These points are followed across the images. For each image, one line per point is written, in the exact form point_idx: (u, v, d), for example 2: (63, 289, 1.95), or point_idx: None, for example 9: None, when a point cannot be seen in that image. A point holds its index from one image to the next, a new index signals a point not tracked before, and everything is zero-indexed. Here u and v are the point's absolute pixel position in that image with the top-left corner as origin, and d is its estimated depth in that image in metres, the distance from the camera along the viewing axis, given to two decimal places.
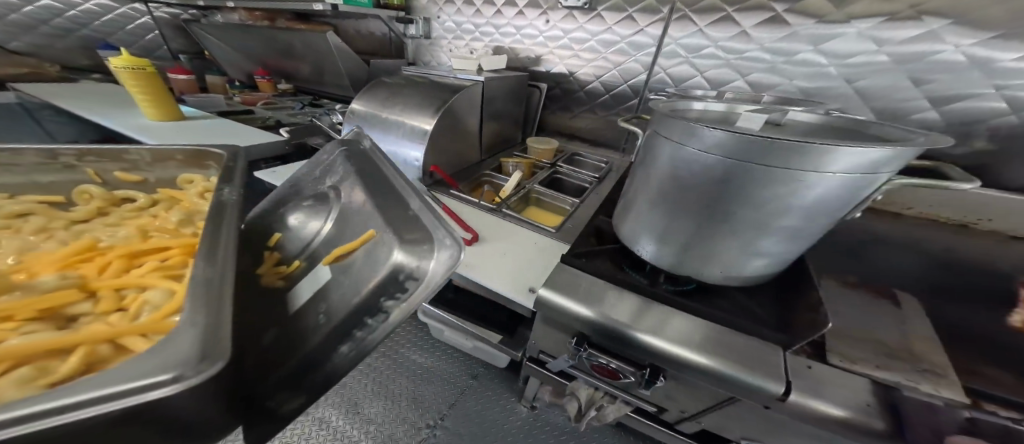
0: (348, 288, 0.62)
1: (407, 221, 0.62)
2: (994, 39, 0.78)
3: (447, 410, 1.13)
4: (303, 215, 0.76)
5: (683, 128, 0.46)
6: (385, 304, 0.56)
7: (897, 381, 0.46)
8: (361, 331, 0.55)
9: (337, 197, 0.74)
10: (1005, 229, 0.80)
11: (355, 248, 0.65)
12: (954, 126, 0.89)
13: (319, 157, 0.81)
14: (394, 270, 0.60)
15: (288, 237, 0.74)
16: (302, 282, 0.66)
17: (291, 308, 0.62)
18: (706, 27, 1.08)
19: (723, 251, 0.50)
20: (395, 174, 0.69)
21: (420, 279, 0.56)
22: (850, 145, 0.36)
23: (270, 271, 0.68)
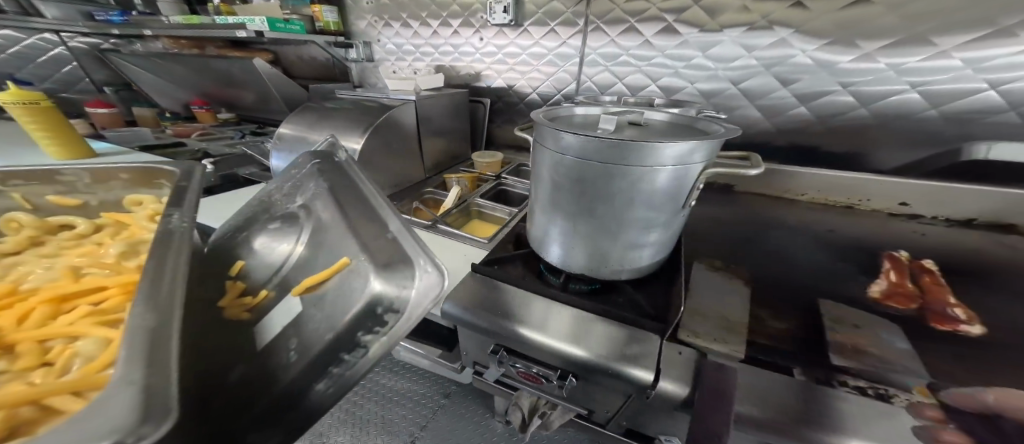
0: (325, 318, 0.55)
1: (385, 245, 0.54)
2: (828, 45, 0.90)
3: (418, 432, 1.11)
4: (269, 238, 0.68)
5: (554, 136, 0.50)
6: (363, 339, 0.49)
7: (727, 351, 0.49)
8: (340, 366, 0.47)
9: (308, 217, 0.67)
10: (883, 208, 0.91)
11: (330, 275, 0.59)
12: (823, 119, 0.99)
13: (291, 172, 0.74)
14: (372, 300, 0.53)
15: (254, 262, 0.65)
16: (273, 313, 0.58)
17: (260, 344, 0.54)
18: (618, 36, 1.18)
19: (594, 244, 0.55)
20: (371, 188, 0.62)
21: (400, 311, 0.48)
22: (648, 139, 0.42)
23: (234, 303, 0.59)
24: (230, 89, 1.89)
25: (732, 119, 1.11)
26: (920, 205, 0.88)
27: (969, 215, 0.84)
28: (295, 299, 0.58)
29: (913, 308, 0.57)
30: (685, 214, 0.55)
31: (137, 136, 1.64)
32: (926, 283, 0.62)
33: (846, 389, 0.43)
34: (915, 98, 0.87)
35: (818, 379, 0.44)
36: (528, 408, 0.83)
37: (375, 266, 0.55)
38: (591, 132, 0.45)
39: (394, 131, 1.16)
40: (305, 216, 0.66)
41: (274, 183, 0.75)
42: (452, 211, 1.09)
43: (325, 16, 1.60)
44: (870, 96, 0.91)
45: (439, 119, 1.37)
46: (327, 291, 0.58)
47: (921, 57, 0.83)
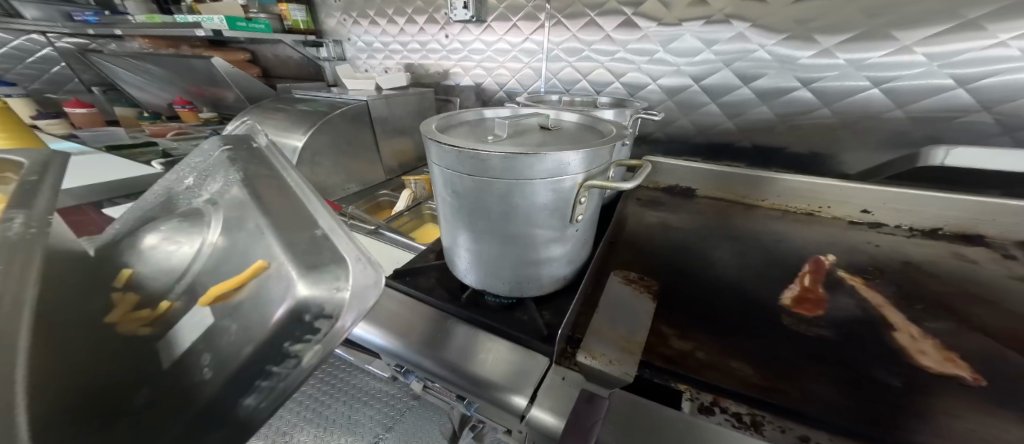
0: (241, 330, 0.37)
1: (309, 246, 0.41)
2: (785, 40, 0.87)
3: (384, 433, 0.98)
4: (166, 233, 0.50)
5: (435, 149, 0.46)
6: (290, 350, 0.33)
7: (619, 373, 0.48)
8: (267, 380, 0.32)
9: (218, 204, 0.51)
10: (844, 216, 0.85)
11: (243, 281, 0.41)
12: (786, 118, 0.94)
13: (199, 169, 0.59)
14: (294, 308, 0.37)
15: (150, 268, 0.46)
16: (180, 327, 0.39)
17: (168, 360, 0.36)
18: (579, 31, 1.13)
19: (485, 258, 0.52)
20: (296, 178, 0.53)
21: (335, 314, 0.34)
22: (507, 152, 0.39)
23: (130, 316, 0.40)
24: (212, 89, 1.73)
25: (694, 118, 1.06)
26: (882, 212, 0.81)
27: (933, 224, 0.78)
28: (204, 310, 0.40)
29: (817, 311, 0.58)
30: (583, 226, 0.52)
31: (111, 137, 1.67)
32: (846, 294, 0.61)
33: (724, 415, 0.43)
34: (880, 95, 0.83)
35: (701, 409, 0.44)
36: (460, 420, 0.83)
37: (298, 268, 0.39)
38: (457, 143, 0.42)
39: (347, 131, 1.15)
40: (215, 204, 0.51)
41: (179, 181, 0.59)
42: (402, 213, 1.06)
43: (294, 15, 1.55)
44: (832, 94, 0.87)
45: (399, 118, 1.31)
46: (245, 299, 0.40)
47: (884, 52, 0.79)
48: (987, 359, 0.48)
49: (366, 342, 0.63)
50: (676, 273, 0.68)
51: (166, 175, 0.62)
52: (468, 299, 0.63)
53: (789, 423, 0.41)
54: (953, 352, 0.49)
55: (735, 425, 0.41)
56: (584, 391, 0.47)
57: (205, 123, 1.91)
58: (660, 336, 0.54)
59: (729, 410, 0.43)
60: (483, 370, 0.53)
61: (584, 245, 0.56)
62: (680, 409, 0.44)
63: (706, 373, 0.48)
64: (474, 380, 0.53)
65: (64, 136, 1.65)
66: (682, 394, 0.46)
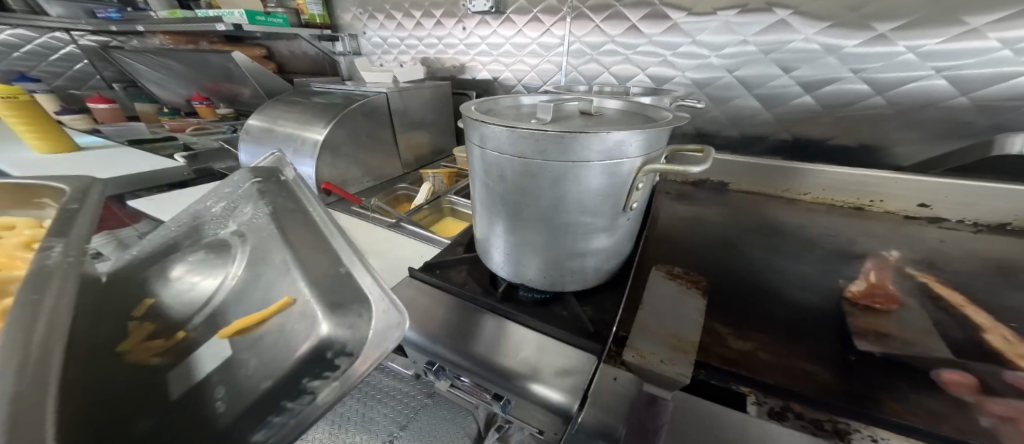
0: (261, 364, 0.38)
1: (335, 284, 0.42)
2: (830, 28, 0.82)
3: (398, 431, 0.96)
4: (189, 264, 0.50)
5: (479, 130, 0.42)
6: (308, 385, 0.33)
7: (678, 374, 0.41)
8: (280, 416, 0.30)
9: (245, 238, 0.51)
10: (899, 209, 0.79)
11: (266, 316, 0.43)
12: (832, 109, 0.89)
13: (225, 197, 0.59)
14: (317, 345, 0.39)
15: (172, 300, 0.45)
16: (196, 357, 0.40)
17: (182, 387, 0.36)
18: (603, 22, 1.08)
19: (526, 251, 0.49)
20: (322, 213, 0.51)
21: (356, 353, 0.35)
22: (565, 130, 0.35)
23: (143, 344, 0.39)
24: (228, 85, 1.73)
25: (727, 110, 1.01)
26: (942, 206, 0.77)
27: (1001, 219, 0.72)
28: (222, 342, 0.41)
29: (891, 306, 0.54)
30: (633, 216, 0.48)
31: (133, 133, 1.68)
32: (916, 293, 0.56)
33: (801, 422, 0.38)
34: (939, 83, 0.77)
35: (771, 413, 0.39)
36: (485, 422, 0.79)
37: (323, 306, 0.42)
38: (506, 123, 0.39)
39: (365, 125, 1.12)
40: (242, 238, 0.51)
41: (207, 206, 0.58)
42: (423, 206, 1.03)
43: (310, 9, 1.53)
44: (885, 83, 0.82)
45: (415, 112, 1.29)
46: (266, 333, 0.42)
47: (941, 39, 0.74)
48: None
49: None
50: (721, 270, 0.64)
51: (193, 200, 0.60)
52: (503, 293, 0.60)
53: (880, 432, 0.36)
54: None
55: (815, 433, 0.37)
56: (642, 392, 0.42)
57: (222, 119, 1.91)
58: (714, 335, 0.50)
59: (807, 417, 0.38)
60: (520, 367, 0.49)
61: (630, 237, 0.52)
62: (747, 412, 0.40)
63: (773, 375, 0.43)
64: (517, 379, 0.49)
65: (87, 132, 1.65)
66: (747, 398, 0.41)
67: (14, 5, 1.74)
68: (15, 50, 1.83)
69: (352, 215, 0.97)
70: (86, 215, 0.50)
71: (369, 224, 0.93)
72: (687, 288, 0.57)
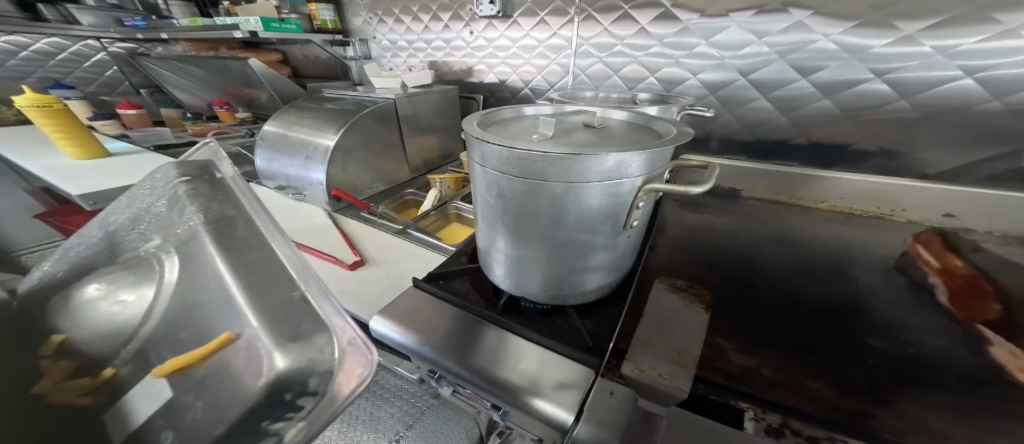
0: (207, 406, 0.37)
1: (289, 310, 0.41)
2: (855, 28, 0.78)
3: (405, 431, 0.98)
4: (112, 287, 0.49)
5: (480, 148, 0.42)
6: (267, 428, 0.33)
7: (670, 390, 0.44)
8: None
9: (169, 253, 0.50)
10: (922, 220, 0.76)
11: (205, 354, 0.40)
12: (855, 112, 0.85)
13: (146, 207, 0.56)
14: (273, 381, 0.37)
15: (90, 330, 0.45)
16: (129, 396, 0.39)
17: (120, 432, 0.35)
18: (611, 24, 1.06)
19: (527, 264, 0.48)
20: (267, 224, 0.51)
21: (320, 392, 0.34)
22: (564, 152, 0.35)
23: (60, 388, 0.39)
24: (246, 90, 1.78)
25: (741, 113, 0.98)
26: (971, 217, 0.72)
27: None
28: (159, 381, 0.39)
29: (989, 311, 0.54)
30: (634, 233, 0.47)
31: (159, 137, 1.74)
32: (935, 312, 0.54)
33: (799, 439, 0.37)
34: (972, 85, 0.73)
35: (769, 430, 0.38)
36: (487, 425, 0.80)
37: (275, 337, 0.40)
38: (506, 142, 0.38)
39: (375, 131, 1.14)
40: (166, 253, 0.50)
41: (123, 219, 0.56)
42: (429, 212, 1.04)
43: (322, 14, 1.56)
44: (914, 85, 0.77)
45: (424, 117, 1.30)
46: (211, 369, 0.39)
47: (980, 37, 0.69)
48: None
49: (392, 340, 0.58)
50: (728, 282, 0.62)
51: (103, 210, 0.58)
52: (505, 305, 0.60)
53: None
54: None
55: None
56: (638, 408, 0.43)
57: (241, 123, 1.97)
58: (717, 350, 0.49)
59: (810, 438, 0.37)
60: (520, 379, 0.49)
61: (632, 252, 0.52)
62: (743, 429, 0.39)
63: (775, 393, 0.43)
64: (520, 394, 0.48)
65: (117, 137, 1.72)
66: (745, 413, 0.41)
67: (49, 15, 1.83)
68: (51, 58, 1.89)
69: (359, 221, 1.00)
70: None
71: (376, 230, 0.95)
72: (690, 303, 0.57)
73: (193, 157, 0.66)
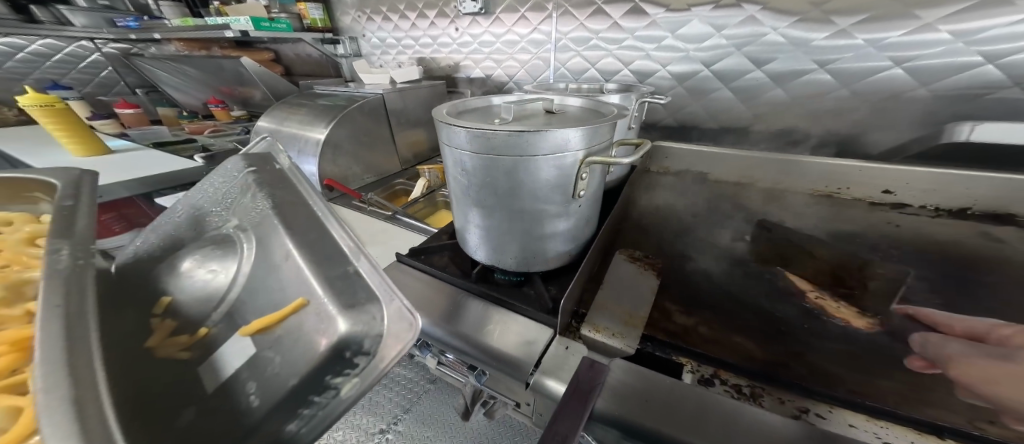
0: (285, 362, 0.39)
1: (343, 281, 0.45)
2: (796, 23, 0.85)
3: (403, 414, 1.02)
4: (199, 258, 0.50)
5: (446, 131, 0.48)
6: (331, 382, 0.36)
7: (620, 347, 0.49)
8: (309, 408, 0.34)
9: (244, 236, 0.51)
10: (864, 197, 0.82)
11: (283, 317, 0.43)
12: (807, 99, 0.92)
13: (223, 192, 0.59)
14: (336, 342, 0.41)
15: (187, 294, 0.46)
16: (220, 353, 0.40)
17: (213, 383, 0.37)
18: (587, 19, 1.12)
19: (494, 235, 0.55)
20: (323, 208, 0.54)
21: (372, 352, 0.38)
22: (512, 129, 0.41)
23: (167, 342, 0.40)
24: (239, 88, 1.82)
25: (706, 103, 1.04)
26: (906, 192, 0.78)
27: (962, 204, 0.74)
28: (245, 339, 0.41)
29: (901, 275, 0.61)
30: (585, 202, 0.54)
31: (158, 136, 1.79)
32: (852, 273, 0.61)
33: (725, 387, 0.44)
34: (902, 74, 0.80)
35: (702, 380, 0.45)
36: (473, 396, 0.82)
37: (337, 304, 0.44)
38: (466, 124, 0.45)
39: (364, 125, 1.20)
40: (243, 235, 0.51)
41: (205, 200, 0.59)
42: (417, 201, 1.10)
43: (312, 13, 1.61)
44: (853, 74, 0.85)
45: (412, 111, 1.36)
46: (284, 333, 0.42)
47: (904, 31, 0.77)
48: (930, 333, 0.49)
49: None
50: (682, 253, 0.69)
51: (191, 188, 0.62)
52: (479, 274, 0.67)
53: (788, 394, 0.43)
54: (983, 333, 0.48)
55: (734, 396, 0.43)
56: (582, 360, 0.48)
57: (236, 120, 2.00)
58: (663, 312, 0.56)
59: (739, 385, 0.44)
60: (497, 344, 0.55)
61: (588, 222, 0.58)
62: (681, 379, 0.46)
63: (706, 347, 0.49)
64: (511, 367, 0.52)
65: (116, 136, 1.75)
66: (684, 366, 0.47)
67: (43, 16, 1.87)
68: (47, 59, 1.92)
69: (351, 208, 1.06)
70: (81, 212, 0.49)
71: (368, 216, 1.01)
72: (644, 270, 0.63)
73: (253, 150, 0.70)
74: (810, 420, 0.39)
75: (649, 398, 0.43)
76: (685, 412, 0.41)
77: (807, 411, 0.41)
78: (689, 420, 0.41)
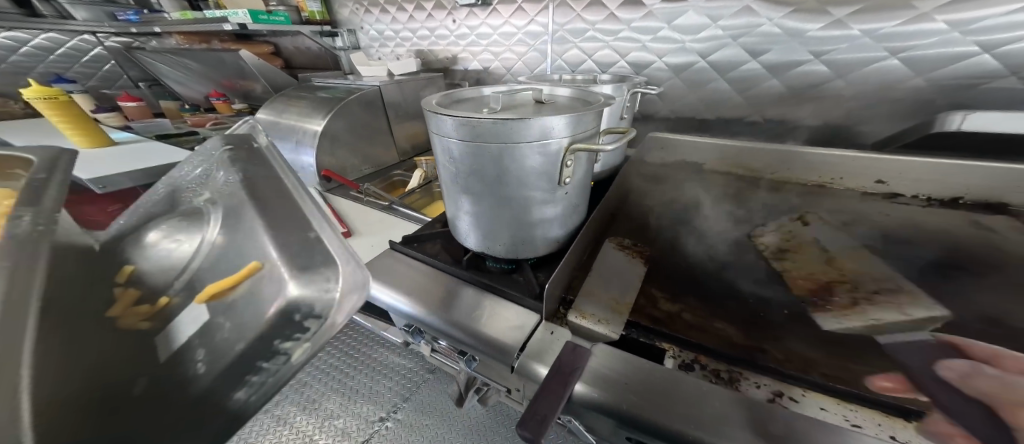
0: (235, 327, 0.37)
1: (300, 246, 0.42)
2: (791, 13, 0.85)
3: (402, 403, 1.04)
4: (166, 231, 0.51)
5: (435, 120, 0.49)
6: (280, 346, 0.34)
7: (607, 333, 0.51)
8: (257, 376, 0.32)
9: (214, 207, 0.51)
10: (857, 187, 0.81)
11: (239, 280, 0.41)
12: (803, 90, 0.91)
13: (198, 170, 0.60)
14: (285, 306, 0.37)
15: (152, 264, 0.47)
16: (177, 321, 0.40)
17: (165, 352, 0.36)
18: (583, 11, 1.12)
19: (483, 222, 0.56)
20: (295, 184, 0.53)
21: (324, 314, 0.36)
22: (496, 117, 0.42)
23: (129, 311, 0.41)
24: (240, 82, 1.83)
25: (702, 95, 1.04)
26: (899, 182, 0.78)
27: (955, 193, 0.74)
28: (200, 306, 0.40)
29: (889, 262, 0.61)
30: (572, 190, 0.55)
31: (160, 128, 1.82)
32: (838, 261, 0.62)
33: (705, 373, 0.45)
34: (898, 64, 0.80)
35: (682, 365, 0.46)
36: (467, 383, 0.84)
37: (291, 268, 0.40)
38: (453, 112, 0.45)
39: (362, 117, 1.20)
40: (212, 207, 0.51)
41: (182, 179, 0.60)
42: (413, 191, 1.11)
43: (310, 5, 1.61)
44: (849, 65, 0.84)
45: (409, 103, 1.36)
46: (238, 298, 0.40)
47: (900, 21, 0.76)
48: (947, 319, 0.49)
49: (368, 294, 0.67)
50: (672, 242, 0.70)
51: (172, 171, 0.64)
52: (470, 262, 0.68)
53: (765, 379, 0.44)
54: (967, 319, 0.49)
55: (712, 380, 0.44)
56: (565, 345, 0.49)
57: (237, 113, 2.00)
58: (649, 299, 0.57)
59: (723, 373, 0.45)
60: (484, 327, 0.56)
61: (575, 209, 0.59)
62: (664, 364, 0.47)
63: (689, 333, 0.50)
64: (495, 351, 0.53)
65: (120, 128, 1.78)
66: (666, 352, 0.49)
67: (44, 10, 1.87)
68: (51, 53, 1.94)
69: (347, 198, 1.07)
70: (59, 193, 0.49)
71: (365, 206, 1.02)
72: (632, 258, 0.64)
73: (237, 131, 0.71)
74: (783, 403, 0.41)
75: (630, 382, 0.44)
76: (678, 405, 0.41)
77: (781, 395, 0.42)
78: (684, 409, 0.41)
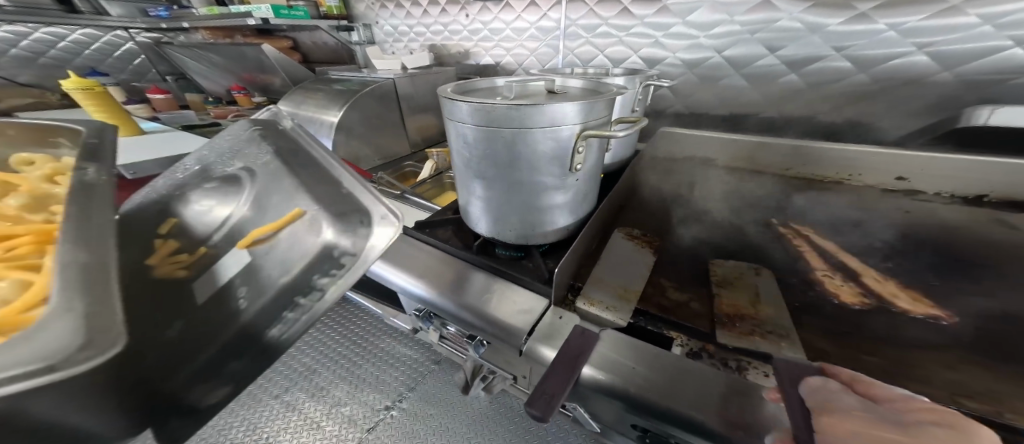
0: (279, 268, 0.49)
1: (335, 196, 0.53)
2: (811, 8, 0.83)
3: (407, 393, 1.06)
4: (200, 193, 0.55)
5: (450, 107, 0.50)
6: (317, 281, 0.47)
7: (613, 320, 0.51)
8: (295, 309, 0.45)
9: (249, 174, 0.56)
10: (878, 183, 0.78)
11: (280, 227, 0.52)
12: (823, 85, 0.89)
13: (226, 146, 0.63)
14: (324, 248, 0.50)
15: (190, 218, 0.53)
16: (222, 264, 0.48)
17: (206, 293, 0.45)
18: (596, 5, 1.11)
19: (495, 207, 0.57)
20: (323, 154, 0.57)
21: (357, 253, 0.49)
22: (511, 102, 0.43)
23: (167, 260, 0.47)
24: (260, 76, 1.89)
25: (716, 91, 1.03)
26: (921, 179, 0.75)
27: (981, 190, 0.70)
28: (240, 252, 0.49)
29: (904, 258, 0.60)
30: (583, 177, 0.55)
31: (185, 120, 1.89)
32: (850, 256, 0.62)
33: (711, 361, 0.45)
34: (925, 59, 0.78)
35: (690, 353, 0.46)
36: (472, 372, 0.86)
37: (329, 218, 0.53)
38: (468, 98, 0.46)
39: (376, 109, 1.23)
40: (246, 174, 0.56)
41: (208, 153, 0.62)
42: (424, 181, 1.13)
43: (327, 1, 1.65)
44: (871, 60, 0.82)
45: (422, 97, 1.38)
46: (277, 243, 0.51)
47: (925, 15, 0.74)
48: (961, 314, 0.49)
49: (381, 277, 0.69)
50: (681, 234, 0.70)
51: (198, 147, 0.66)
52: (479, 247, 0.68)
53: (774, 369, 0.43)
54: (983, 315, 0.48)
55: (719, 368, 0.44)
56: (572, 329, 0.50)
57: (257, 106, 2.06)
58: (658, 287, 0.57)
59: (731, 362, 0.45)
60: (496, 309, 0.57)
61: (586, 197, 0.60)
62: (671, 351, 0.47)
63: (696, 322, 0.50)
64: (507, 331, 0.55)
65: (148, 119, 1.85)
66: (674, 340, 0.49)
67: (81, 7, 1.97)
68: (86, 47, 2.04)
69: None
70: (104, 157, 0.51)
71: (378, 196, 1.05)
72: (641, 247, 0.65)
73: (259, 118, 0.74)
74: None
75: (637, 366, 0.45)
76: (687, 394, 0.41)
77: None
78: (693, 394, 0.41)
